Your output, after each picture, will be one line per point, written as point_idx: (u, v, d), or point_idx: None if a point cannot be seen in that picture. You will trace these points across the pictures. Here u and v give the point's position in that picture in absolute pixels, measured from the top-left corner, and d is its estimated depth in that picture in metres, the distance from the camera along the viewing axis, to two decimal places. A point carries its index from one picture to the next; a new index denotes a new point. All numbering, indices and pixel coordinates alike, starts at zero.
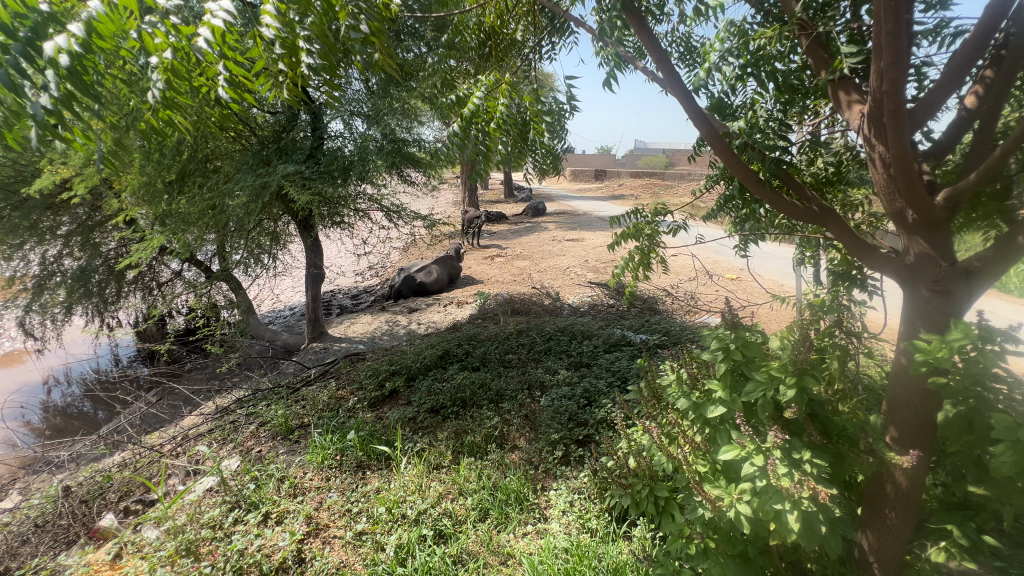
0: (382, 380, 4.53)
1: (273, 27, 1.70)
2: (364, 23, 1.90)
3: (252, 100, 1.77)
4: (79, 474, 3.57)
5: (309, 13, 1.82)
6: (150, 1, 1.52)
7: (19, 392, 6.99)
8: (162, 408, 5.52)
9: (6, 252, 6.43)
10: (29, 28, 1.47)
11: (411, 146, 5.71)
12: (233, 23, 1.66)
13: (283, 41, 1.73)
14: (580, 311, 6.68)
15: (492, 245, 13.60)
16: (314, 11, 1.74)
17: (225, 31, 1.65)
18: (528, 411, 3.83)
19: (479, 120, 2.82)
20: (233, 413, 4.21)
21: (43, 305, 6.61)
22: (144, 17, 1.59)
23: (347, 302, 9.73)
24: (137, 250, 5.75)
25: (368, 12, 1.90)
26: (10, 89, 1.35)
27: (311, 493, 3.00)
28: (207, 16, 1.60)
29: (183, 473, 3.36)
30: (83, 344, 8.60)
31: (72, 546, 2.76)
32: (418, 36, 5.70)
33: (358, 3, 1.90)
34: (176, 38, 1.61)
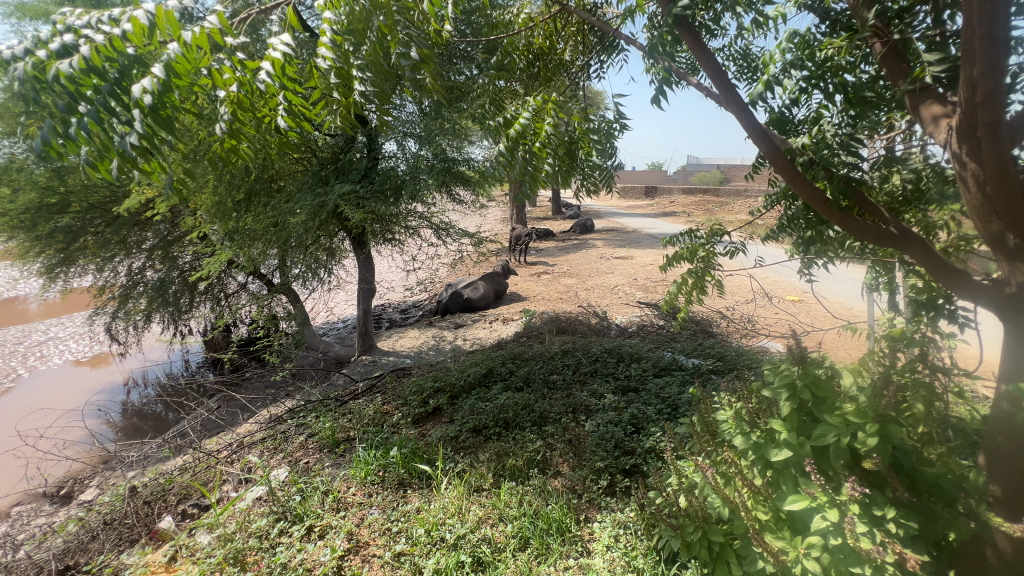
0: (426, 396, 4.56)
1: (331, 58, 1.77)
2: (414, 50, 1.92)
3: (307, 128, 1.82)
4: (145, 474, 3.79)
5: (362, 42, 1.87)
6: (219, 38, 1.61)
7: (104, 392, 7.63)
8: (221, 414, 5.82)
9: (100, 264, 7.10)
10: (117, 69, 1.62)
11: (460, 165, 5.83)
12: (294, 56, 1.75)
13: (339, 70, 1.81)
14: (628, 332, 6.47)
15: (539, 262, 13.60)
16: (368, 41, 1.79)
17: (287, 63, 1.74)
18: (572, 436, 3.71)
19: (527, 140, 2.82)
20: (284, 423, 4.36)
21: (128, 312, 7.22)
22: (215, 55, 1.71)
23: (396, 316, 9.99)
24: (208, 264, 6.17)
25: (418, 39, 1.92)
26: (96, 125, 1.49)
27: (353, 509, 3.03)
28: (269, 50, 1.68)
29: (236, 481, 3.49)
30: (159, 349, 9.29)
31: (134, 546, 2.90)
32: (470, 58, 5.86)
33: (408, 32, 1.93)
34: (241, 72, 1.70)
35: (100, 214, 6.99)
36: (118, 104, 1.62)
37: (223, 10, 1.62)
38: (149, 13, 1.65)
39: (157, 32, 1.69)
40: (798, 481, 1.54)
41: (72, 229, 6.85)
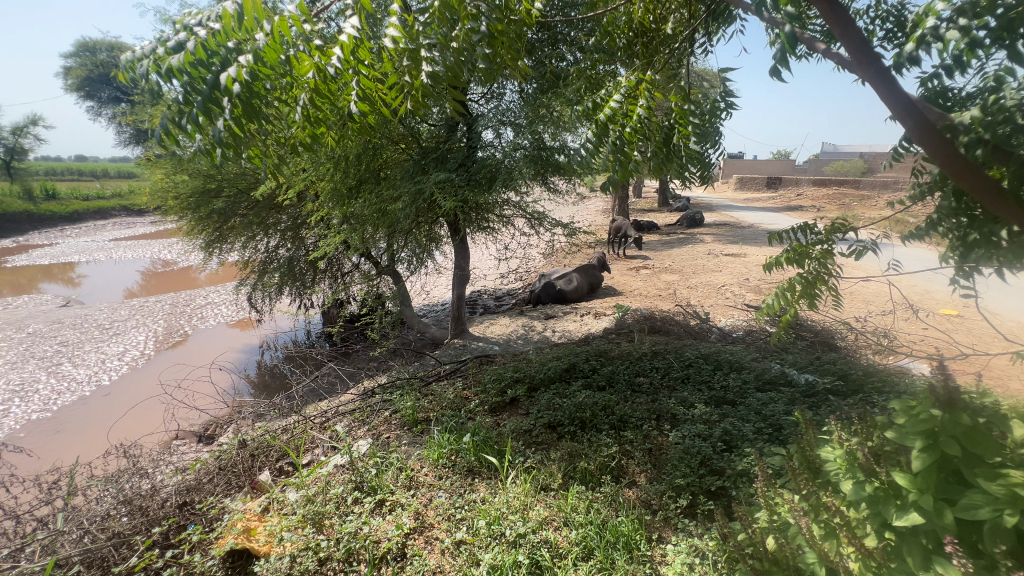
0: (505, 386, 4.55)
1: (397, 37, 1.92)
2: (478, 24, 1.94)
3: (383, 111, 1.89)
4: (258, 429, 4.28)
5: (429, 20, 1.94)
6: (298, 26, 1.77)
7: (242, 351, 8.84)
8: (327, 382, 6.40)
9: (244, 241, 8.16)
10: (219, 62, 1.87)
11: (556, 153, 5.55)
12: (363, 38, 1.91)
13: (406, 50, 1.96)
14: (731, 338, 5.85)
15: (639, 255, 12.94)
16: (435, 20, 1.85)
17: (356, 46, 1.90)
18: (652, 446, 3.42)
19: (617, 125, 2.58)
20: (375, 397, 4.64)
21: (263, 285, 8.24)
22: (294, 42, 1.92)
23: (490, 303, 10.18)
24: (323, 245, 6.75)
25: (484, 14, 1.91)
26: (200, 113, 1.74)
27: (423, 489, 3.11)
28: (342, 34, 1.81)
29: (326, 446, 3.78)
30: (287, 318, 10.51)
31: (239, 493, 3.27)
32: (572, 41, 5.63)
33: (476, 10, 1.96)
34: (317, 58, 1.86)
35: (245, 199, 7.89)
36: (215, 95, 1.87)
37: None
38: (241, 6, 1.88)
39: (247, 23, 1.94)
40: (934, 562, 1.20)
41: (225, 211, 7.89)
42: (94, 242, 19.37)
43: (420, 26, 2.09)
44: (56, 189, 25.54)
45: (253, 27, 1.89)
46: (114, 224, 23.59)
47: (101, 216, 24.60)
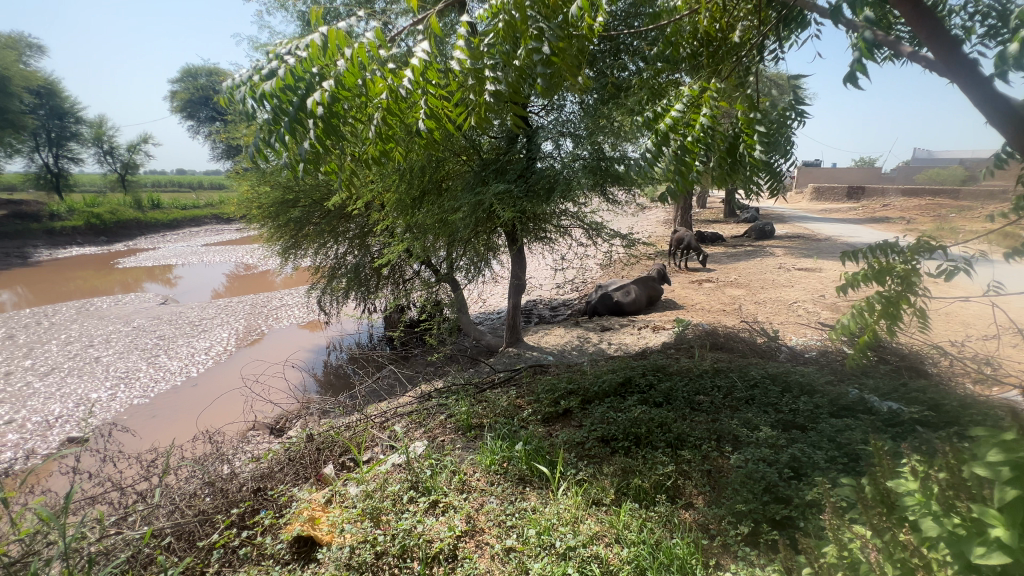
0: (559, 396, 4.53)
1: (464, 58, 2.04)
2: (541, 43, 2.02)
3: (448, 127, 2.02)
4: (323, 425, 4.55)
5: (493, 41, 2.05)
6: (374, 52, 1.94)
7: (311, 351, 9.42)
8: (387, 384, 6.68)
9: (317, 248, 8.73)
10: (304, 86, 2.08)
11: (616, 164, 5.49)
12: (432, 60, 2.05)
13: (472, 69, 2.09)
14: (802, 359, 5.46)
15: (701, 268, 12.43)
16: (499, 41, 1.95)
17: (426, 68, 2.05)
18: (711, 467, 3.27)
19: (678, 135, 2.55)
20: (431, 400, 4.79)
21: (332, 289, 8.77)
22: (371, 66, 2.09)
23: (545, 313, 10.18)
24: (387, 252, 7.07)
25: (547, 33, 1.99)
26: (288, 132, 1.95)
27: (475, 493, 3.18)
28: (413, 57, 1.96)
29: (385, 445, 3.95)
30: (352, 321, 11.08)
31: (306, 483, 3.49)
32: (635, 51, 5.58)
33: (539, 29, 2.05)
34: (390, 81, 2.02)
35: (319, 209, 8.44)
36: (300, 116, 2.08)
37: (378, 27, 1.98)
38: (325, 36, 2.08)
39: (330, 50, 2.14)
40: None
41: (301, 220, 8.49)
42: (189, 246, 21.48)
43: (485, 46, 2.21)
44: (161, 199, 28.62)
45: (335, 54, 2.08)
46: (206, 231, 26.05)
47: (196, 223, 27.25)
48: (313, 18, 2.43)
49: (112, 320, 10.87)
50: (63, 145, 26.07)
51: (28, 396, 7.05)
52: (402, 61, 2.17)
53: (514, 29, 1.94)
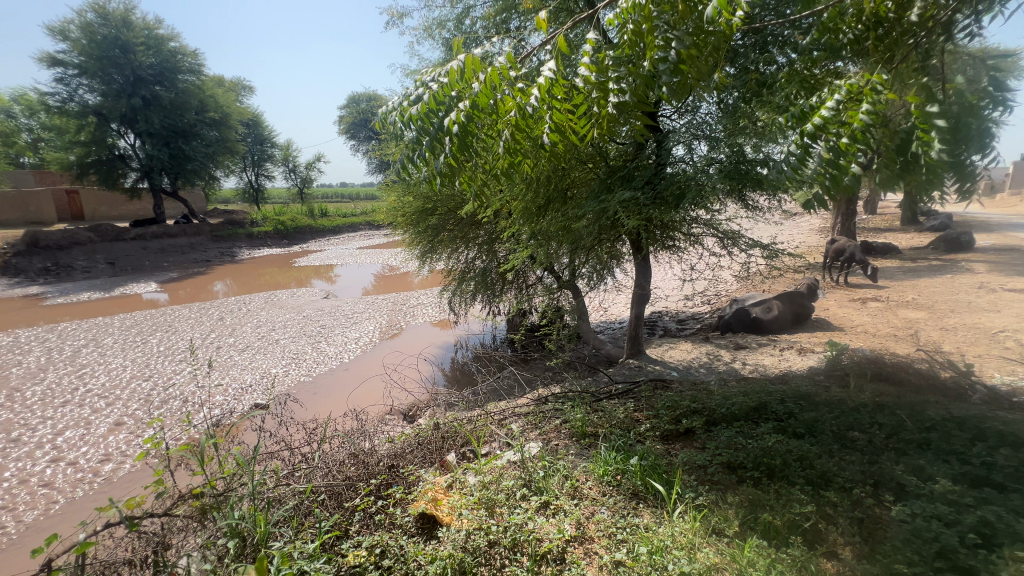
0: (681, 415, 4.29)
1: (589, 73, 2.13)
2: (669, 51, 2.01)
3: (570, 140, 2.11)
4: (449, 416, 4.92)
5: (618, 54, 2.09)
6: (505, 75, 2.11)
7: (441, 347, 10.21)
8: (506, 385, 6.96)
9: (450, 253, 9.43)
10: (443, 110, 2.34)
11: (759, 166, 4.97)
12: (559, 77, 2.17)
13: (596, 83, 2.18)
14: (1007, 403, 4.37)
15: (867, 285, 10.63)
16: (626, 52, 1.99)
17: (552, 84, 2.15)
18: (864, 516, 2.81)
19: (830, 134, 2.27)
20: (547, 404, 4.89)
21: (462, 291, 9.42)
22: (502, 86, 2.28)
23: (671, 326, 9.65)
24: (513, 258, 7.34)
25: (677, 40, 1.98)
26: (429, 151, 2.21)
27: (586, 501, 3.18)
28: (541, 75, 2.08)
29: (502, 443, 4.14)
30: (478, 322, 11.76)
31: (431, 467, 3.80)
32: (786, 42, 5.03)
33: (669, 37, 2.04)
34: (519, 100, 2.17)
35: (452, 217, 9.11)
36: (439, 136, 2.34)
37: (509, 51, 2.15)
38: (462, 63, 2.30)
39: (466, 74, 2.36)
40: None
41: (437, 226, 9.24)
42: (347, 249, 24.82)
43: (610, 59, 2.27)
44: (328, 208, 33.60)
45: (471, 77, 2.30)
46: (361, 236, 29.87)
47: (354, 229, 31.40)
48: (454, 46, 2.70)
49: (289, 310, 13.05)
50: (263, 165, 32.10)
51: (231, 366, 8.83)
52: (530, 80, 2.30)
53: (641, 39, 1.98)
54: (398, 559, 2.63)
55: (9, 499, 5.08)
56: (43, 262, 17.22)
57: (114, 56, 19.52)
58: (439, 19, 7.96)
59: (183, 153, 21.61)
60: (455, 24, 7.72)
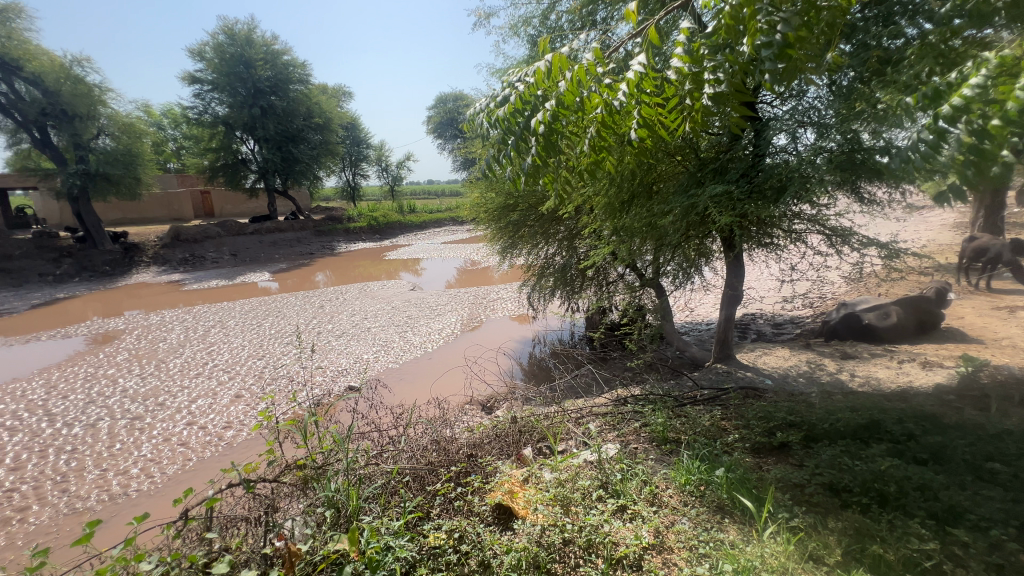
0: (775, 427, 3.96)
1: (682, 65, 2.06)
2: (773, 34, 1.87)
3: (657, 134, 2.05)
4: (526, 411, 4.98)
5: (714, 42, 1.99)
6: (593, 71, 2.09)
7: (520, 342, 10.33)
8: (583, 383, 6.87)
9: (530, 248, 9.48)
10: (529, 109, 2.37)
11: (878, 154, 4.30)
12: (648, 70, 2.11)
13: (689, 75, 2.13)
14: None
15: (1016, 290, 9.02)
16: (723, 39, 1.89)
17: (641, 79, 2.09)
18: (1005, 562, 2.40)
19: (972, 114, 1.94)
20: (626, 405, 4.76)
21: (541, 287, 9.46)
22: (589, 83, 2.26)
23: (766, 330, 8.92)
24: (594, 254, 7.20)
25: (783, 21, 1.83)
26: (516, 150, 2.26)
27: (665, 510, 3.06)
28: (629, 69, 2.03)
29: (579, 441, 4.11)
30: (556, 318, 11.73)
31: (508, 459, 3.88)
32: (918, 11, 4.37)
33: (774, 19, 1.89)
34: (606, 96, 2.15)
35: (534, 213, 9.10)
36: (525, 136, 2.38)
37: (597, 47, 2.13)
38: (549, 62, 2.32)
39: (552, 73, 2.37)
40: None
41: (518, 222, 9.32)
42: (433, 244, 25.97)
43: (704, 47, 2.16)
44: (416, 205, 35.36)
45: (557, 76, 2.30)
46: (445, 232, 31.10)
47: (439, 225, 32.79)
48: (540, 45, 2.73)
49: (380, 300, 13.97)
50: (359, 165, 34.57)
51: (329, 351, 9.66)
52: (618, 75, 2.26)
53: (741, 24, 1.86)
54: (475, 545, 2.71)
55: (156, 454, 6.00)
56: (182, 253, 20.03)
57: (239, 72, 22.13)
58: (524, 16, 8.01)
59: (292, 156, 23.96)
60: (540, 20, 7.72)
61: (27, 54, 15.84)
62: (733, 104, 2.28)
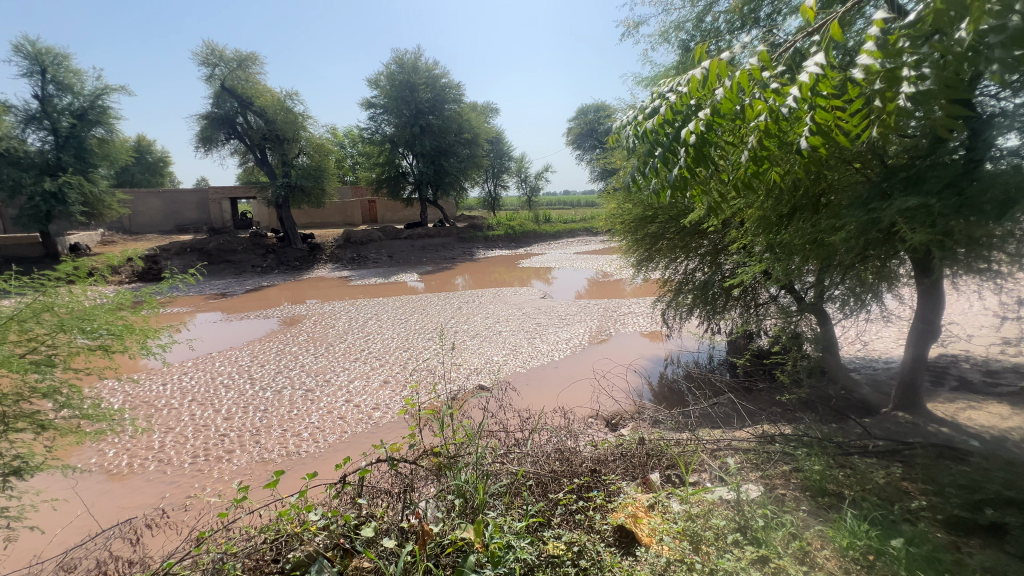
0: (983, 502, 3.10)
1: (872, 63, 1.83)
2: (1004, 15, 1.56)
3: (832, 140, 1.85)
4: (655, 434, 4.72)
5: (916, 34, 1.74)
6: (758, 75, 1.95)
7: (650, 360, 9.83)
8: (721, 413, 6.26)
9: (669, 262, 8.94)
10: (681, 119, 2.30)
11: None
12: (826, 71, 1.90)
13: (881, 73, 1.88)
14: None
15: None
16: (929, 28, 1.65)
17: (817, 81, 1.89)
18: None
19: None
20: (774, 444, 4.22)
21: (678, 304, 8.93)
22: (751, 90, 2.12)
23: (973, 377, 7.12)
24: (742, 272, 6.51)
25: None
26: (663, 162, 2.20)
27: (820, 573, 2.61)
28: (803, 72, 1.86)
29: (714, 476, 3.76)
30: (693, 339, 10.90)
31: (633, 481, 3.73)
32: None
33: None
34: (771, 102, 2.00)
35: (674, 224, 8.45)
36: (673, 148, 2.30)
37: (764, 50, 1.99)
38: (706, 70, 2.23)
39: (709, 82, 2.27)
40: None
41: (657, 234, 8.76)
42: (565, 253, 26.24)
43: (900, 42, 1.90)
44: (551, 215, 36.15)
45: (713, 83, 2.20)
46: (578, 242, 31.19)
47: (573, 235, 33.07)
48: (696, 53, 2.62)
49: (512, 306, 14.56)
50: (500, 177, 36.60)
51: (465, 349, 10.37)
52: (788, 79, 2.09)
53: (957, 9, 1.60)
54: (594, 563, 2.66)
55: (322, 423, 7.06)
56: (352, 253, 23.39)
57: (405, 96, 25.15)
58: (677, 21, 7.70)
59: (443, 169, 26.35)
60: (694, 23, 7.33)
61: (256, 93, 20.19)
62: (938, 104, 1.95)
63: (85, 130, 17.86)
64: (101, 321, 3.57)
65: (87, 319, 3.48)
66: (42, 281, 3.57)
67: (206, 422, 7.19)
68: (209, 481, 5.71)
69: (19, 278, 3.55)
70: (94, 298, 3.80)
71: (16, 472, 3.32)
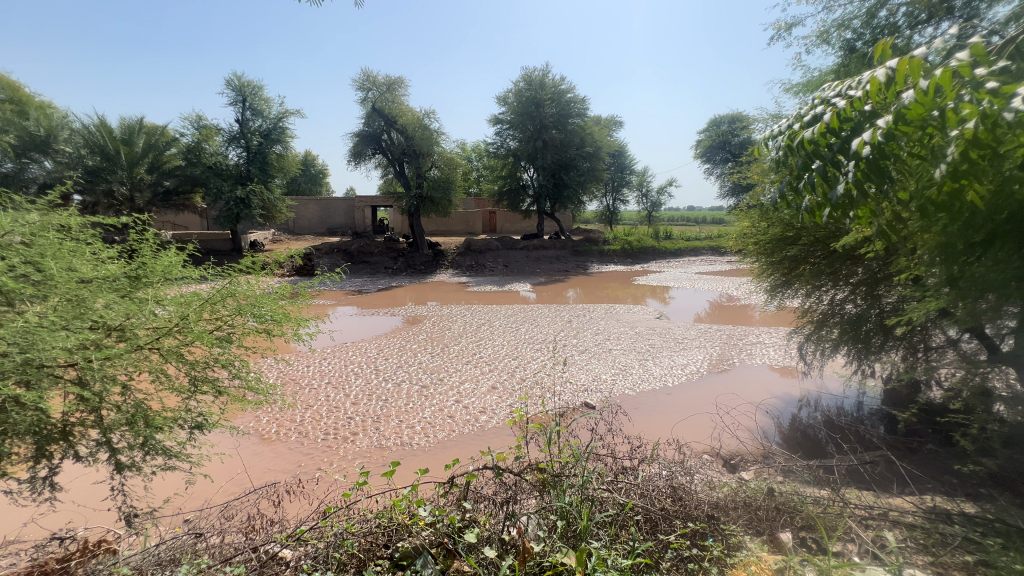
0: None
1: None
2: None
3: None
4: (786, 486, 4.14)
5: None
6: (968, 75, 1.65)
7: (781, 399, 8.71)
8: (874, 473, 5.29)
9: (811, 290, 7.87)
10: (851, 127, 2.03)
11: None
12: None
13: None
14: None
15: None
16: None
17: None
18: None
19: None
20: (950, 525, 3.41)
21: (820, 338, 7.81)
22: (954, 91, 1.79)
23: None
24: (911, 307, 5.43)
25: None
26: (825, 175, 1.95)
27: None
28: None
29: (863, 549, 3.16)
30: (838, 380, 9.42)
31: (756, 536, 3.31)
32: None
33: None
34: (985, 105, 1.67)
35: (821, 248, 7.43)
36: (838, 161, 2.02)
37: (978, 42, 1.68)
38: (892, 71, 1.94)
39: (892, 84, 1.98)
40: None
41: (797, 258, 7.78)
42: (685, 273, 24.73)
43: None
44: (672, 230, 34.30)
45: (899, 86, 1.92)
46: (701, 261, 29.10)
47: (696, 254, 31.16)
48: (876, 51, 2.31)
49: (624, 324, 14.09)
50: (621, 190, 35.81)
51: (573, 364, 10.29)
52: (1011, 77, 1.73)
53: None
54: None
55: (433, 419, 7.48)
56: (471, 260, 24.77)
57: (531, 111, 26.01)
58: (841, 19, 6.83)
59: (563, 182, 26.60)
60: (864, 19, 6.42)
61: (400, 112, 22.50)
62: None
63: (268, 147, 21.53)
64: (267, 307, 4.16)
65: (257, 305, 4.09)
66: (229, 271, 4.29)
67: (337, 404, 8.08)
68: (336, 458, 6.38)
69: (214, 267, 4.30)
70: (264, 288, 4.46)
71: (200, 426, 4.01)
